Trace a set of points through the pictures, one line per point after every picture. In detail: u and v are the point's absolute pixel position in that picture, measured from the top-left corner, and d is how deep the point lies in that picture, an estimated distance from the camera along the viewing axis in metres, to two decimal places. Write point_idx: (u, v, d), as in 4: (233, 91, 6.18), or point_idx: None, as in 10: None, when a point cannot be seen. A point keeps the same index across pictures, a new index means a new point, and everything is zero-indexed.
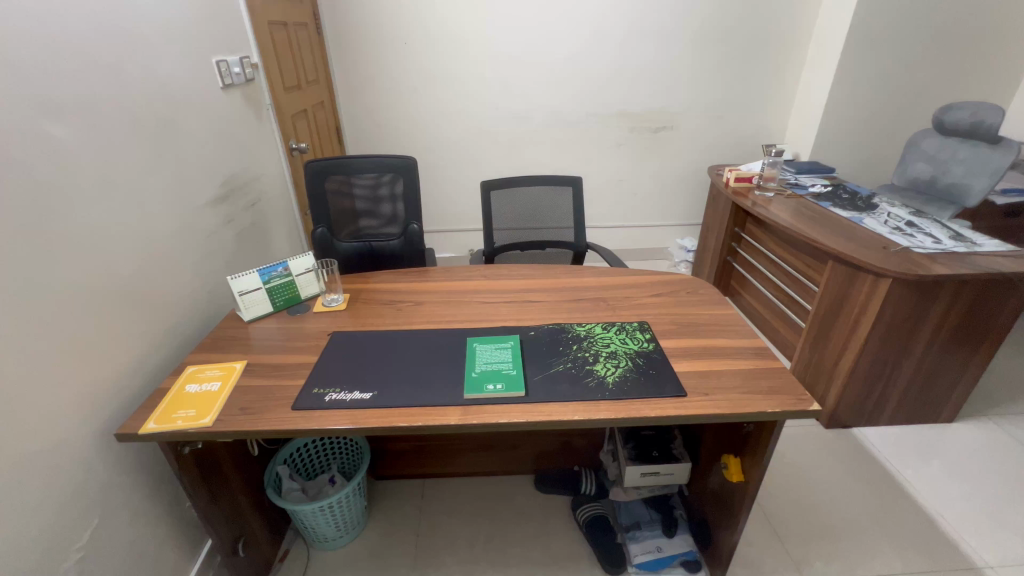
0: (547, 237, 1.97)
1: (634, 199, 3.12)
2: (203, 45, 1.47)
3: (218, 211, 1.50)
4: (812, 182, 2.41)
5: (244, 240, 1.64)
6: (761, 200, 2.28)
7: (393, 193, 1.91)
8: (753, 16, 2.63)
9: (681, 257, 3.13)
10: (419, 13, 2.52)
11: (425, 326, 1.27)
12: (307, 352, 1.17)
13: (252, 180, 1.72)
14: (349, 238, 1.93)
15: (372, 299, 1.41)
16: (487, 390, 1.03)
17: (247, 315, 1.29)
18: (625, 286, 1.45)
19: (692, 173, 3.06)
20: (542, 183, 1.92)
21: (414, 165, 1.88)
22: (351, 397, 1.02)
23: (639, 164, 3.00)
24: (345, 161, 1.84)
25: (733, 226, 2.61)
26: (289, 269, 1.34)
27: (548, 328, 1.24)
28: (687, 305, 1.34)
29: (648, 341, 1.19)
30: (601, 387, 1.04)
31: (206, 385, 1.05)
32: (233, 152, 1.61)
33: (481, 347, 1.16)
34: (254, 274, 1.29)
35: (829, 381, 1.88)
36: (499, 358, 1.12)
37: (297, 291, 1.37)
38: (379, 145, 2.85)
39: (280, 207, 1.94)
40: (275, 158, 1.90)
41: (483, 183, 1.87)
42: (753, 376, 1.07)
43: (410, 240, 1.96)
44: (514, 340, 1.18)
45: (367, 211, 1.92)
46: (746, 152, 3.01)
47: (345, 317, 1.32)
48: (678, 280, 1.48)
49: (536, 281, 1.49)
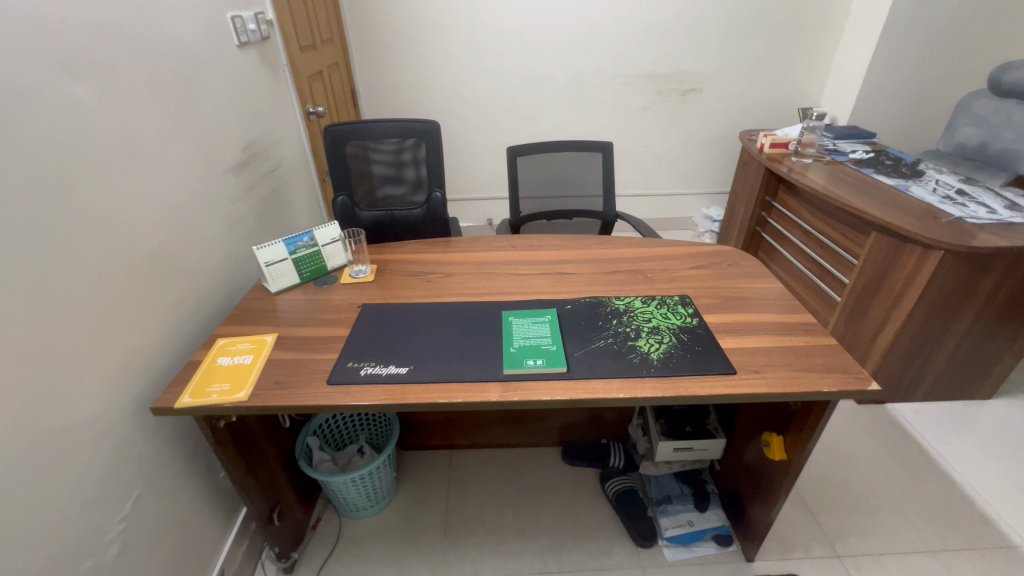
0: (574, 206, 1.90)
1: (659, 167, 3.01)
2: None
3: (241, 178, 1.45)
4: (853, 148, 2.27)
5: (267, 208, 1.59)
6: (798, 167, 2.17)
7: (415, 159, 1.84)
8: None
9: (706, 227, 3.05)
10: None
11: (457, 300, 1.23)
12: (338, 325, 1.14)
13: (272, 145, 1.65)
14: (371, 206, 1.87)
15: (400, 269, 1.36)
16: (529, 366, 0.99)
17: (274, 287, 1.25)
18: (662, 257, 1.38)
19: (720, 138, 2.92)
20: (569, 148, 1.83)
21: (437, 129, 1.80)
22: (386, 371, 0.99)
23: (665, 129, 2.87)
24: (365, 126, 1.77)
25: (764, 195, 2.51)
26: (315, 240, 1.30)
27: (585, 301, 1.19)
28: (730, 278, 1.28)
29: (691, 316, 1.13)
30: (645, 364, 0.99)
31: (238, 359, 1.03)
32: (253, 115, 1.54)
33: (517, 321, 1.12)
34: (280, 244, 1.24)
35: (865, 357, 1.83)
36: (538, 333, 1.07)
37: (323, 261, 1.32)
38: (395, 109, 2.75)
39: (301, 174, 1.87)
40: (293, 122, 1.83)
41: (509, 148, 1.79)
42: (807, 353, 1.01)
43: (433, 209, 1.90)
44: (551, 315, 1.13)
45: (388, 179, 1.86)
46: (780, 116, 2.85)
47: (373, 288, 1.28)
48: (717, 251, 1.41)
49: (569, 251, 1.43)
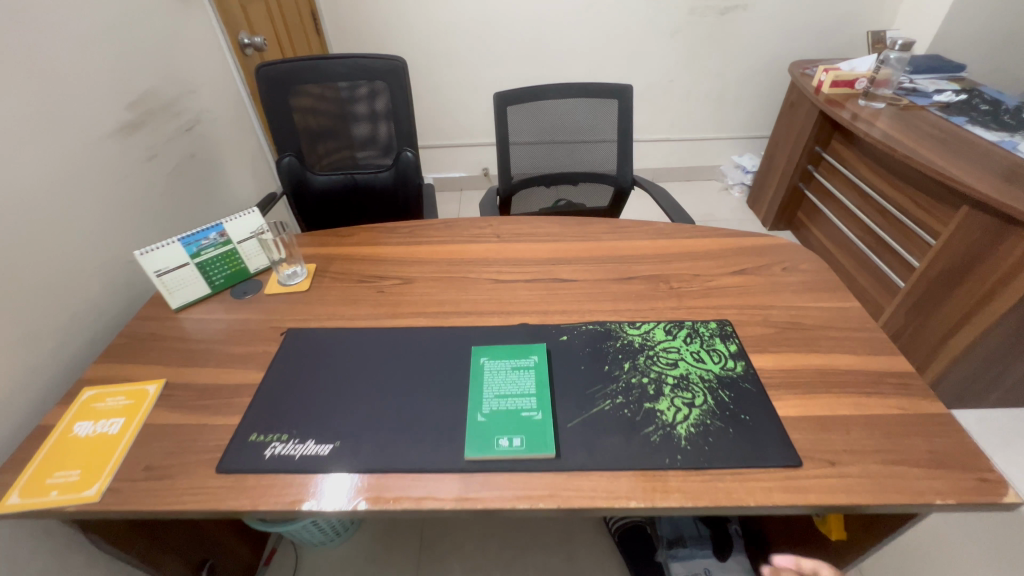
0: (581, 170, 1.52)
1: (684, 106, 2.53)
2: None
3: (134, 146, 1.08)
4: (936, 86, 1.80)
5: (182, 179, 1.24)
6: (862, 111, 1.72)
7: (379, 107, 1.44)
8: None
9: (737, 179, 2.67)
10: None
11: (414, 323, 0.91)
12: (249, 365, 0.84)
13: (184, 94, 1.26)
14: (325, 169, 1.52)
15: (345, 271, 1.03)
16: (500, 446, 0.69)
17: (173, 302, 0.94)
18: (693, 256, 1.04)
19: (762, 71, 2.41)
20: (575, 94, 1.41)
21: (404, 69, 1.38)
22: (300, 452, 0.70)
23: (696, 59, 2.36)
24: (309, 64, 1.37)
25: (812, 144, 2.09)
26: (226, 235, 0.97)
27: (586, 330, 0.87)
28: (787, 293, 0.94)
29: (734, 358, 0.82)
30: (669, 448, 0.69)
31: (102, 426, 0.75)
32: (148, 55, 1.15)
33: (490, 365, 0.80)
34: (175, 245, 0.91)
35: (928, 359, 1.52)
36: (517, 387, 0.76)
37: (241, 263, 1.00)
38: (366, 35, 2.25)
39: (236, 128, 1.49)
40: (216, 60, 1.41)
41: (496, 94, 1.37)
42: (903, 431, 0.70)
43: (404, 173, 1.53)
44: (539, 355, 0.82)
45: (345, 134, 1.48)
46: (839, 40, 2.31)
47: (305, 303, 0.96)
48: (768, 247, 1.05)
49: (570, 246, 1.08)
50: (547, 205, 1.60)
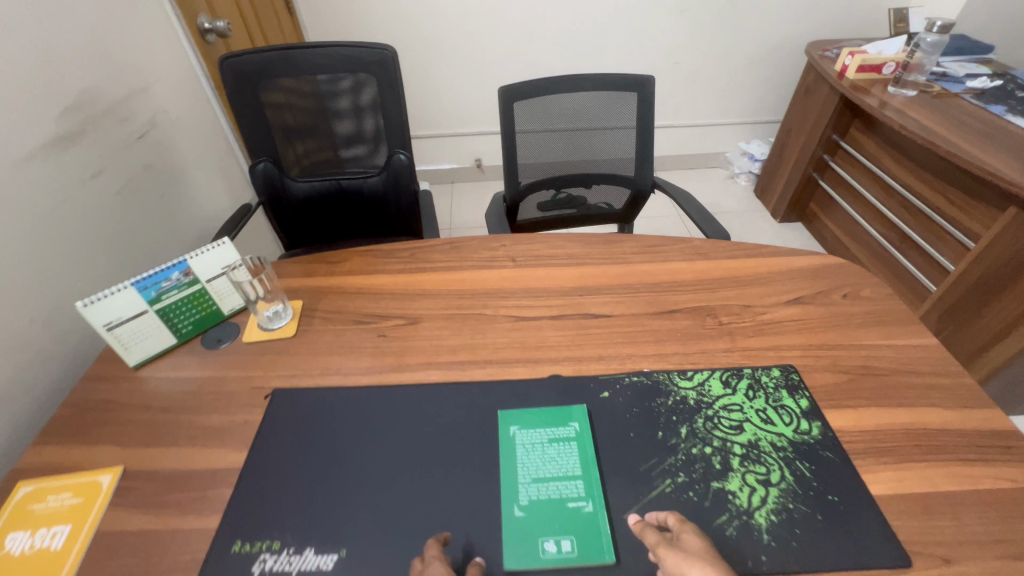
0: (595, 172, 1.37)
1: (690, 90, 2.37)
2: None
3: (71, 162, 0.90)
4: (968, 70, 1.67)
5: (135, 196, 1.05)
6: (891, 99, 1.59)
7: (364, 103, 1.26)
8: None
9: (744, 167, 2.53)
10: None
11: (424, 376, 0.77)
12: (226, 442, 0.69)
13: (133, 93, 1.06)
14: (306, 175, 1.34)
15: (338, 310, 0.88)
16: (546, 551, 0.57)
17: (131, 357, 0.77)
18: (740, 281, 0.91)
19: (774, 51, 2.26)
20: (591, 86, 1.25)
21: (393, 59, 1.20)
22: (297, 568, 0.57)
23: (703, 39, 2.19)
24: (282, 54, 1.17)
25: (830, 133, 1.96)
26: (192, 273, 0.80)
27: (630, 384, 0.74)
28: (853, 329, 0.82)
29: (808, 418, 0.69)
30: (749, 545, 0.57)
31: (42, 538, 0.60)
32: (85, 49, 0.95)
33: (523, 438, 0.67)
34: (129, 291, 0.74)
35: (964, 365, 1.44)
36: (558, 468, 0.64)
37: (212, 304, 0.84)
38: (343, 14, 2.02)
39: (198, 129, 1.29)
40: (171, 49, 1.20)
41: (502, 88, 1.20)
42: (1018, 513, 0.59)
43: (396, 177, 1.36)
44: (580, 423, 0.69)
45: (327, 134, 1.30)
46: (857, 17, 2.16)
47: (293, 353, 0.81)
48: (823, 269, 0.93)
49: (597, 271, 0.94)
50: (544, 199, 1.41)
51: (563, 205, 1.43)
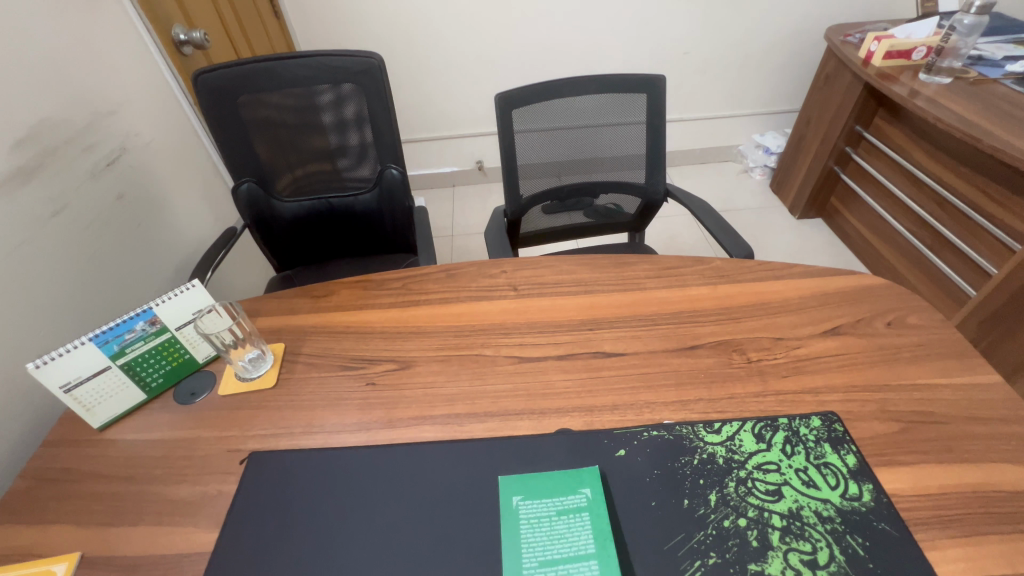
0: (603, 180, 1.28)
1: (700, 81, 2.24)
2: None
3: (28, 202, 0.83)
4: (1006, 52, 1.54)
5: (104, 230, 0.98)
6: (923, 87, 1.46)
7: (351, 116, 1.17)
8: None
9: (759, 161, 2.40)
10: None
11: (416, 433, 0.69)
12: (196, 519, 0.61)
13: (100, 117, 0.99)
14: (295, 194, 1.27)
15: (323, 353, 0.80)
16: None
17: (95, 419, 0.70)
18: (770, 309, 0.81)
19: (790, 36, 2.12)
20: (596, 89, 1.15)
21: (380, 67, 1.10)
22: None
23: (714, 27, 2.07)
24: (261, 66, 1.08)
25: (852, 123, 1.83)
26: (159, 321, 0.72)
27: (649, 441, 0.65)
28: (902, 365, 0.72)
29: (857, 479, 0.60)
30: None
31: None
32: (42, 74, 0.87)
33: (526, 509, 0.59)
34: (89, 348, 0.66)
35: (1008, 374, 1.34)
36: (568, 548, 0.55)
37: (184, 353, 0.76)
38: (333, 17, 1.93)
39: (176, 150, 1.21)
40: (143, 67, 1.12)
41: (499, 95, 1.10)
42: None
43: (390, 193, 1.28)
44: (592, 489, 0.60)
45: (314, 150, 1.21)
46: None
47: (272, 407, 0.73)
48: (863, 292, 0.83)
49: (609, 300, 0.85)
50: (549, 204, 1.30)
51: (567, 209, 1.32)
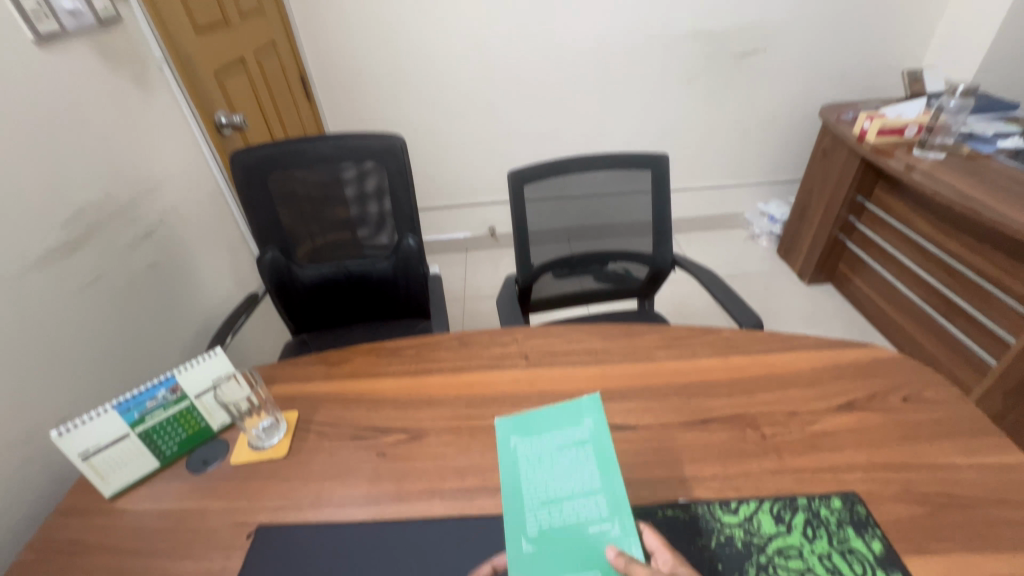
0: (611, 249, 1.33)
1: (703, 153, 2.36)
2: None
3: (70, 272, 0.89)
4: (995, 129, 1.61)
5: (136, 297, 1.04)
6: (918, 162, 1.52)
7: (371, 190, 1.25)
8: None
9: (764, 228, 2.46)
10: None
11: (425, 509, 0.67)
12: None
13: (142, 194, 1.07)
14: (315, 262, 1.33)
15: (335, 422, 0.80)
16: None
17: (108, 487, 0.71)
18: (781, 382, 0.81)
19: (786, 113, 2.25)
20: (603, 167, 1.22)
21: (402, 147, 1.19)
22: None
23: (713, 106, 2.21)
24: (292, 147, 1.18)
25: (853, 194, 1.89)
26: (180, 389, 0.74)
27: (664, 521, 0.63)
28: (922, 442, 0.70)
29: (886, 569, 0.57)
30: None
31: None
32: (98, 158, 0.97)
33: (525, 449, 0.66)
34: (111, 415, 0.68)
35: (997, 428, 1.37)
36: (571, 482, 0.61)
37: (201, 421, 0.77)
38: (361, 99, 2.10)
39: (207, 221, 1.29)
40: (186, 148, 1.23)
41: (511, 173, 1.18)
42: None
43: (405, 262, 1.33)
44: (593, 423, 0.66)
45: (336, 221, 1.28)
46: (869, 78, 2.15)
47: (282, 478, 0.73)
48: (876, 366, 0.82)
49: (619, 371, 0.85)
50: (559, 272, 1.34)
51: (576, 277, 1.36)
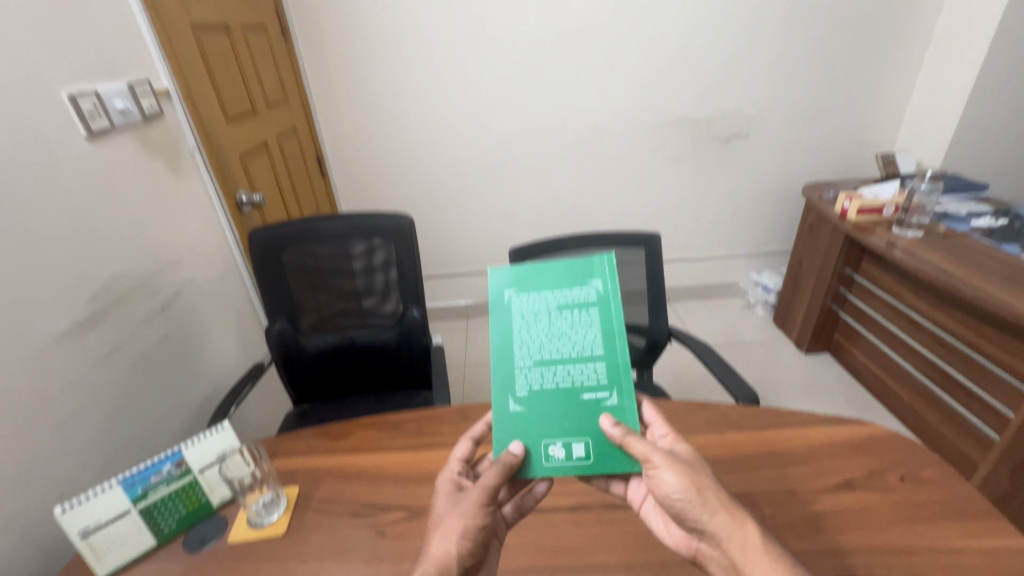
0: None
1: (696, 226, 2.47)
2: (35, 60, 0.87)
3: (89, 345, 0.93)
4: (968, 208, 1.71)
5: (147, 367, 1.07)
6: (898, 239, 1.60)
7: (379, 265, 1.31)
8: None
9: (759, 297, 2.52)
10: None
11: None
12: None
13: (164, 268, 1.14)
14: (321, 332, 1.37)
15: (336, 499, 0.80)
16: (553, 457, 0.66)
17: (103, 568, 0.70)
18: (780, 459, 0.82)
19: (772, 190, 2.39)
20: (599, 244, 1.30)
21: (410, 225, 1.27)
22: None
23: (702, 182, 2.35)
24: (307, 225, 1.26)
25: (841, 266, 1.97)
26: (185, 464, 0.76)
27: None
28: (922, 524, 0.70)
29: None
30: None
31: None
32: (127, 237, 1.04)
33: (524, 304, 0.70)
34: (116, 491, 0.70)
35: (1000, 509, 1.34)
36: (569, 347, 0.68)
37: (202, 497, 0.78)
38: (371, 175, 2.24)
39: (221, 291, 1.35)
40: (208, 224, 1.31)
41: (513, 250, 1.25)
42: None
43: (409, 332, 1.37)
44: (599, 286, 0.70)
45: (344, 294, 1.34)
46: (846, 159, 2.31)
47: (281, 558, 0.72)
48: (873, 443, 0.84)
49: None
50: None
51: None
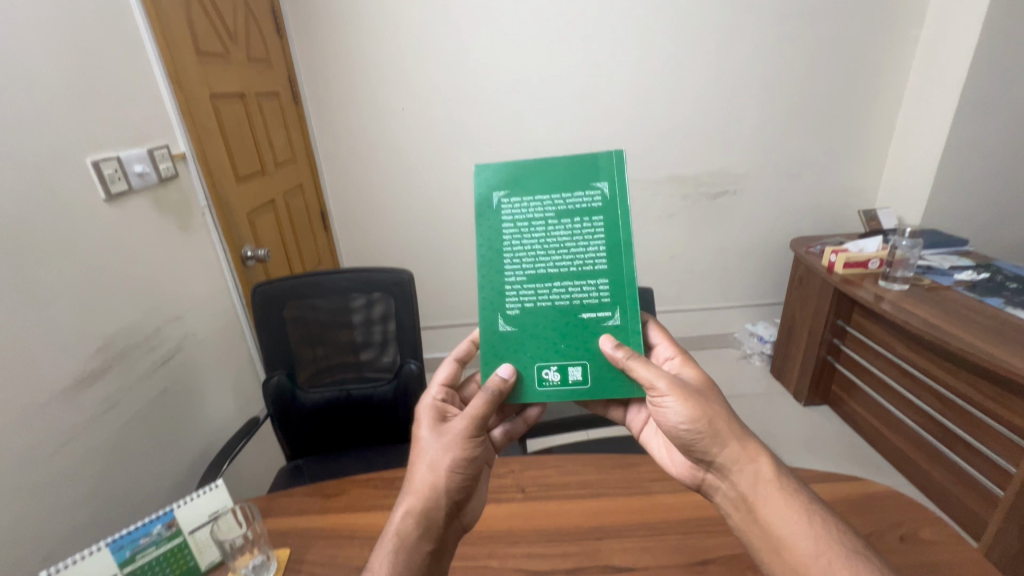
0: None
1: (689, 278, 2.52)
2: (65, 131, 0.93)
3: (87, 400, 0.94)
4: (951, 263, 1.77)
5: (142, 421, 1.07)
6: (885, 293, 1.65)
7: (378, 318, 1.34)
8: (833, 43, 2.11)
9: (755, 347, 2.54)
10: (416, 61, 2.05)
11: None
12: None
13: (167, 322, 1.16)
14: (317, 385, 1.37)
15: (327, 562, 0.78)
16: (547, 379, 0.70)
17: None
18: None
19: (762, 243, 2.46)
20: None
21: (409, 280, 1.31)
22: None
23: (694, 237, 2.43)
24: (309, 280, 1.29)
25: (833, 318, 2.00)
26: (176, 524, 0.76)
27: None
28: None
29: None
30: None
31: None
32: (135, 292, 1.07)
33: (519, 211, 0.69)
34: (103, 553, 0.69)
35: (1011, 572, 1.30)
36: (569, 260, 0.69)
37: (190, 560, 0.76)
38: (373, 230, 2.32)
39: (221, 344, 1.36)
40: (212, 278, 1.35)
41: None
42: None
43: (405, 386, 1.37)
44: (606, 187, 0.68)
45: (342, 346, 1.35)
46: (831, 215, 2.40)
47: None
48: (871, 502, 0.83)
49: (616, 505, 0.85)
50: None
51: None
